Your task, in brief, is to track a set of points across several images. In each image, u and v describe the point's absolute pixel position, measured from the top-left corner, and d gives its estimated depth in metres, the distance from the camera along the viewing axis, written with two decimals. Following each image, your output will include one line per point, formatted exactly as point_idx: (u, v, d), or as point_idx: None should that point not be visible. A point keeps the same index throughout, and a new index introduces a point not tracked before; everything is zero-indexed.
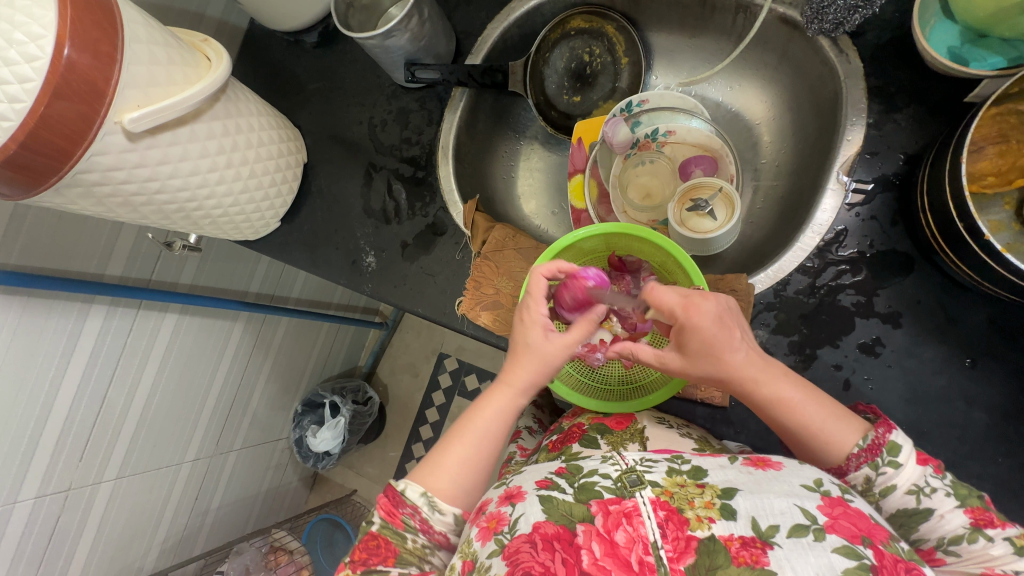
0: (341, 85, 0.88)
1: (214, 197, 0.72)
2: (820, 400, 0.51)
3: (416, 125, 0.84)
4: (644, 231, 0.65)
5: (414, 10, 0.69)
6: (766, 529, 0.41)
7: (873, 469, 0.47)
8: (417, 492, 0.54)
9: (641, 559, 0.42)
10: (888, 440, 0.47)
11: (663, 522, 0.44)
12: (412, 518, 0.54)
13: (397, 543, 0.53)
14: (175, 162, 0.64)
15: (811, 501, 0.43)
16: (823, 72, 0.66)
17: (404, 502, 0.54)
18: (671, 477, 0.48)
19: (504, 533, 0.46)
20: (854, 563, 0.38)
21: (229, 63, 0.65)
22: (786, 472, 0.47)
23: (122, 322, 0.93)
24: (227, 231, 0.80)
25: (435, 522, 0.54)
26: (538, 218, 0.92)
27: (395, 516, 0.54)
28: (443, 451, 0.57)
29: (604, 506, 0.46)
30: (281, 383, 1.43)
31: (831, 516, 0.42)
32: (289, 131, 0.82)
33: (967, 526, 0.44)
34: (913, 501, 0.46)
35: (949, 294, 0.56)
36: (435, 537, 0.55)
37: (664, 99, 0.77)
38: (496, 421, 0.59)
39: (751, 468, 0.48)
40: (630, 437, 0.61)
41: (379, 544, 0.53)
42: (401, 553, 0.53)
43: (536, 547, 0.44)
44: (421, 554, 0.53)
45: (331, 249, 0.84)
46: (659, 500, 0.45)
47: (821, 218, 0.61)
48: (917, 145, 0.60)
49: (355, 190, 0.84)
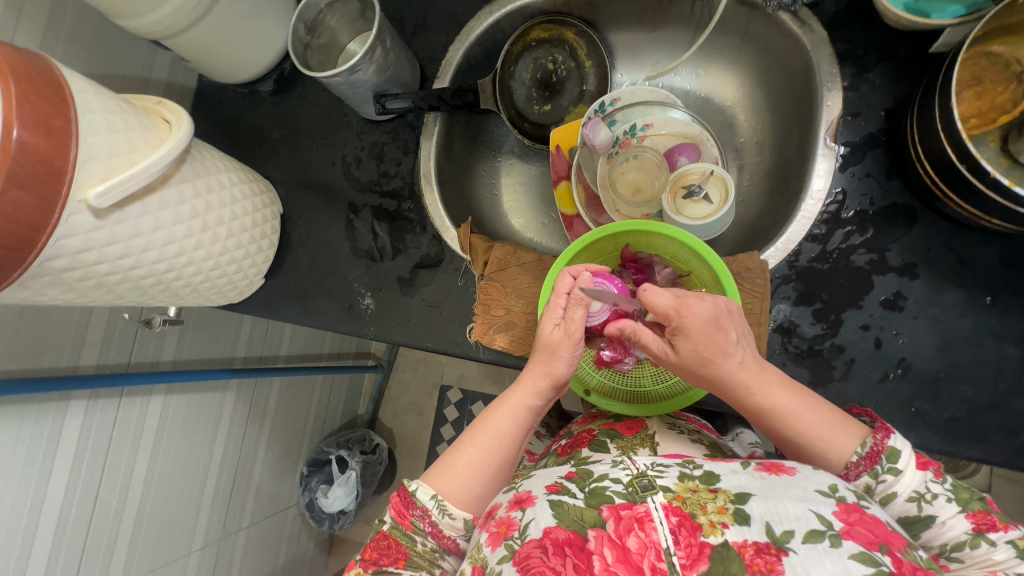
0: (305, 129, 0.86)
1: (194, 264, 0.67)
2: (816, 407, 0.51)
3: (393, 156, 0.82)
4: (650, 224, 0.63)
5: (376, 41, 0.68)
6: (782, 535, 0.39)
7: (872, 477, 0.47)
8: (428, 494, 0.52)
9: (653, 565, 0.40)
10: (887, 446, 0.47)
11: (676, 528, 0.42)
12: (422, 522, 0.52)
13: (406, 545, 0.52)
14: (149, 234, 0.60)
15: (826, 506, 0.41)
16: (788, 45, 0.68)
17: (415, 505, 0.52)
18: (683, 482, 0.45)
19: (514, 538, 0.44)
20: (872, 570, 0.37)
21: (191, 122, 0.61)
22: (800, 477, 0.45)
23: (106, 415, 0.86)
24: (210, 296, 0.75)
25: (444, 526, 0.52)
26: (529, 232, 0.89)
27: (405, 517, 0.52)
28: (453, 451, 0.55)
29: (615, 510, 0.44)
30: (281, 446, 1.35)
31: (846, 523, 0.40)
32: (261, 184, 0.78)
33: (970, 532, 0.44)
34: (915, 508, 0.46)
35: (956, 237, 0.57)
36: (445, 543, 0.53)
37: (635, 94, 0.79)
38: (515, 425, 0.57)
39: (763, 473, 0.46)
40: (641, 442, 0.62)
41: (388, 544, 0.52)
42: (412, 556, 0.51)
43: (547, 552, 0.42)
44: (431, 557, 0.52)
45: (324, 297, 0.80)
46: (671, 505, 0.43)
47: (818, 183, 0.62)
48: (895, 99, 0.61)
49: (339, 233, 0.81)
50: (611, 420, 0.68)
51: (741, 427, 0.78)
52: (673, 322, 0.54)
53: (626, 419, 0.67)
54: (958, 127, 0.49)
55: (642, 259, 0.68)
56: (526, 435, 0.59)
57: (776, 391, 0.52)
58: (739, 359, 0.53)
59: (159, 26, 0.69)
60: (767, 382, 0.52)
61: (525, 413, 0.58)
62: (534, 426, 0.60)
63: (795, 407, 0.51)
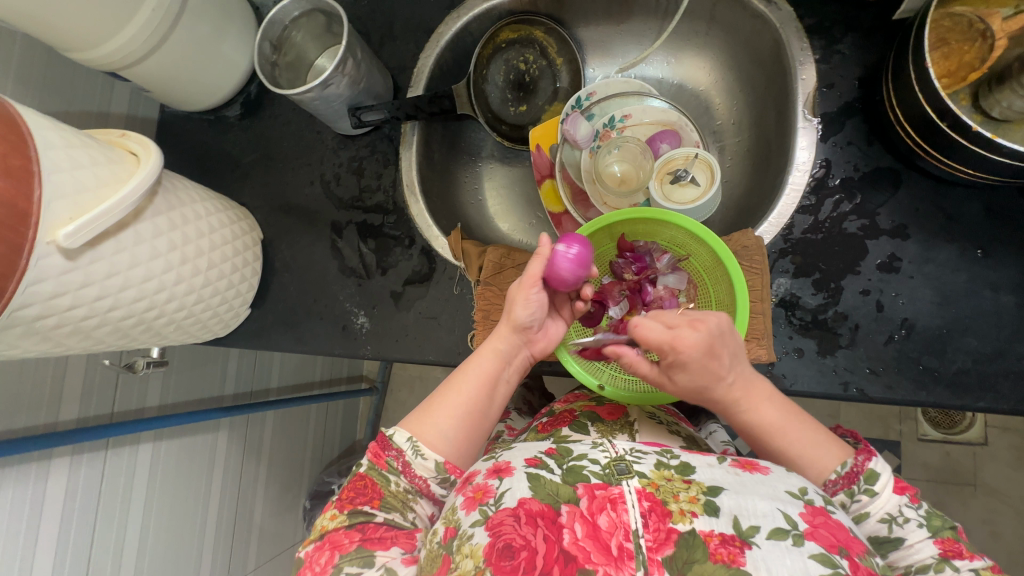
0: (278, 151, 0.84)
1: (176, 299, 0.64)
2: (805, 423, 0.52)
3: (373, 170, 0.80)
4: (647, 212, 0.62)
5: (347, 54, 0.66)
6: (748, 529, 0.39)
7: (848, 495, 0.48)
8: (403, 437, 0.54)
9: (620, 544, 0.39)
10: (866, 468, 0.48)
11: (647, 512, 0.41)
12: (396, 460, 0.53)
13: (381, 485, 0.53)
14: (126, 271, 0.57)
15: (794, 507, 0.41)
16: (756, 26, 0.69)
17: (392, 446, 0.54)
18: (658, 470, 0.45)
19: (489, 505, 0.44)
20: (829, 571, 0.37)
21: (160, 151, 0.59)
22: (772, 477, 0.45)
23: (92, 470, 0.81)
24: (195, 332, 0.72)
25: (417, 467, 0.53)
26: (517, 234, 0.88)
27: (381, 457, 0.54)
28: (430, 398, 0.57)
29: (590, 490, 0.43)
30: (281, 482, 1.29)
31: (811, 524, 0.40)
32: (238, 210, 0.76)
33: (936, 556, 0.45)
34: (885, 528, 0.47)
35: (941, 195, 0.58)
36: (417, 483, 0.53)
37: (610, 87, 0.79)
38: (485, 372, 0.59)
39: (737, 469, 0.46)
40: (620, 428, 0.60)
41: (364, 485, 0.53)
42: (385, 496, 0.53)
43: (519, 520, 0.41)
44: (404, 499, 0.53)
45: (316, 321, 0.78)
46: (645, 491, 0.42)
47: (802, 156, 0.62)
48: (866, 68, 0.63)
49: (325, 254, 0.79)
50: (591, 402, 0.66)
51: (710, 421, 0.77)
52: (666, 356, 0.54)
53: (607, 402, 0.66)
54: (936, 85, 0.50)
55: (640, 248, 0.67)
56: (501, 385, 0.60)
57: (764, 408, 0.53)
58: (731, 380, 0.53)
59: (115, 57, 0.67)
60: (756, 399, 0.53)
61: (496, 358, 0.60)
62: (509, 376, 0.61)
63: (781, 424, 0.52)
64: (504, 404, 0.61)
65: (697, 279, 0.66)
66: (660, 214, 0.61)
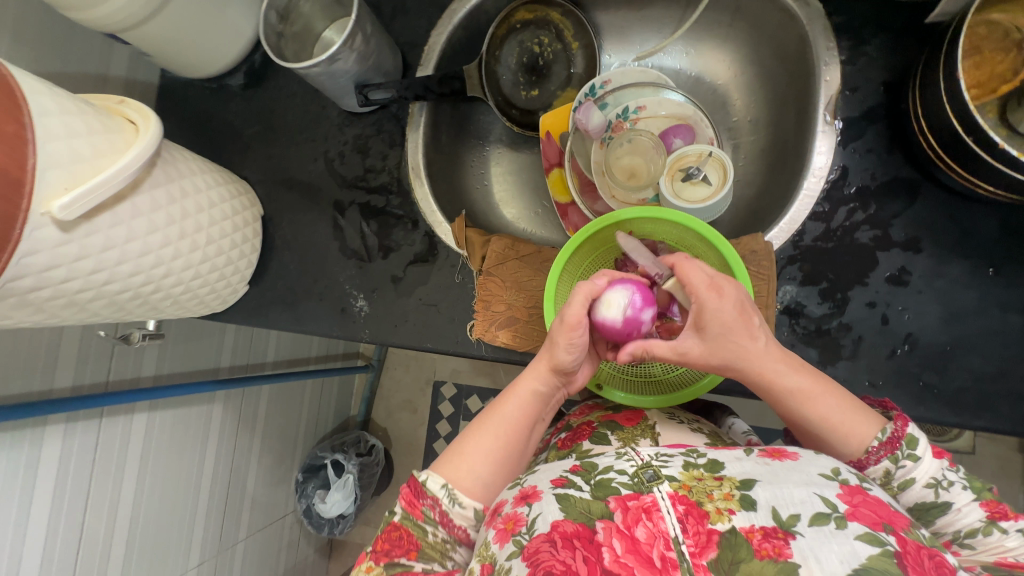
0: (281, 124, 0.82)
1: (173, 274, 0.64)
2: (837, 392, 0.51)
3: (378, 150, 0.78)
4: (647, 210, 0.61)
5: (356, 28, 0.64)
6: (788, 519, 0.40)
7: (892, 462, 0.48)
8: (438, 484, 0.52)
9: (663, 556, 0.40)
10: (906, 433, 0.47)
11: (683, 517, 0.42)
12: (432, 510, 0.51)
13: (417, 536, 0.50)
14: (122, 246, 0.56)
15: (830, 490, 0.42)
16: (782, 21, 0.67)
17: (426, 493, 0.51)
18: (687, 471, 0.46)
19: (522, 534, 0.44)
20: (878, 550, 0.37)
21: (159, 121, 0.57)
22: (802, 463, 0.46)
23: (87, 437, 0.82)
24: (192, 308, 0.71)
25: (455, 516, 0.51)
26: (521, 222, 0.86)
27: (416, 507, 0.51)
28: (463, 440, 0.56)
29: (622, 501, 0.44)
30: (274, 454, 1.31)
31: (851, 505, 0.41)
32: (238, 185, 0.74)
33: (983, 519, 0.46)
34: (933, 494, 0.47)
35: (958, 209, 0.57)
36: (456, 533, 0.52)
37: (626, 76, 0.77)
38: (523, 413, 0.59)
39: (767, 460, 0.46)
40: (642, 433, 0.60)
41: (399, 536, 0.50)
42: (422, 548, 0.49)
43: (556, 545, 0.41)
44: (443, 549, 0.50)
45: (315, 301, 0.77)
46: (677, 494, 0.43)
47: (819, 161, 0.61)
48: (892, 73, 0.60)
49: (326, 233, 0.78)
50: (608, 411, 0.66)
51: (729, 416, 0.76)
52: (698, 300, 0.54)
53: (625, 410, 0.66)
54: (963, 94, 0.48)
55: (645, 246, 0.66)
56: (536, 425, 0.60)
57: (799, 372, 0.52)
58: (765, 343, 0.53)
59: (115, 18, 0.64)
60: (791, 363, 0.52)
61: (534, 400, 0.59)
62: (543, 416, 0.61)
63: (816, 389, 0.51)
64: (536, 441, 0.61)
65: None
66: (670, 213, 0.60)
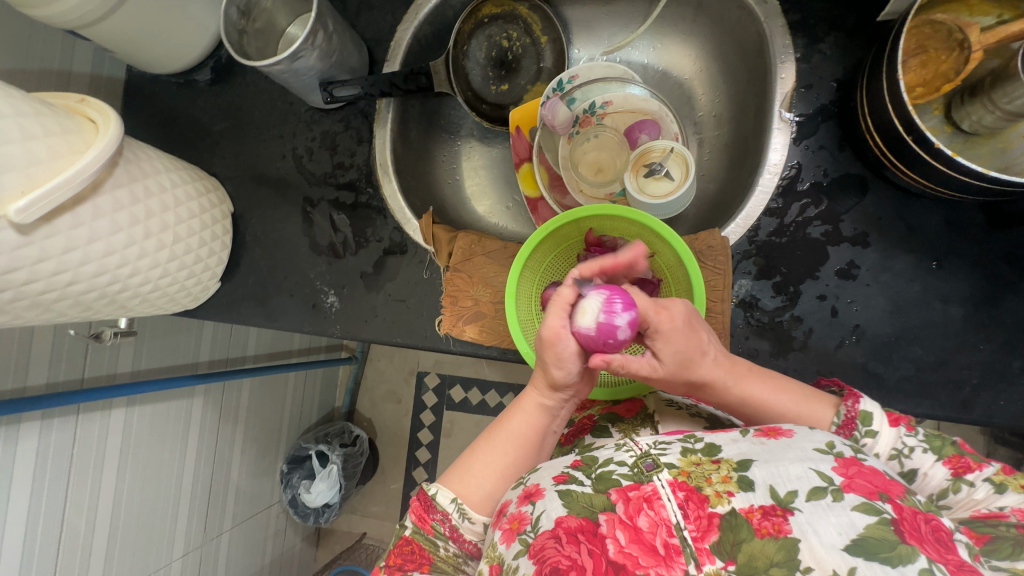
0: (250, 120, 0.81)
1: (140, 273, 0.64)
2: (786, 386, 0.53)
3: (347, 146, 0.78)
4: (608, 208, 0.62)
5: (317, 25, 0.64)
6: (786, 496, 0.39)
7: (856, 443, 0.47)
8: (448, 498, 0.53)
9: (666, 542, 0.41)
10: (859, 411, 0.47)
11: (684, 503, 0.42)
12: (443, 525, 0.52)
13: (429, 550, 0.52)
14: (85, 246, 0.56)
15: (826, 463, 0.41)
16: (742, 17, 0.68)
17: (436, 509, 0.52)
18: (686, 457, 0.46)
19: (527, 532, 0.44)
20: (875, 520, 0.37)
21: (119, 120, 0.57)
22: (798, 438, 0.44)
23: (63, 434, 0.83)
24: (163, 305, 0.72)
25: (466, 530, 0.53)
26: (493, 216, 0.87)
27: (427, 522, 0.52)
28: (470, 456, 0.56)
29: (623, 493, 0.44)
30: (258, 445, 1.32)
31: (846, 477, 0.40)
32: (206, 181, 0.74)
33: (950, 477, 0.44)
34: (897, 465, 0.46)
35: (905, 205, 0.59)
36: (467, 547, 0.53)
37: (593, 71, 0.77)
38: (531, 426, 0.58)
39: (763, 439, 0.46)
40: (641, 423, 0.61)
41: (412, 550, 0.52)
42: (435, 561, 0.52)
43: (561, 541, 0.42)
44: (454, 560, 0.52)
45: (286, 297, 0.78)
46: (677, 481, 0.44)
47: (774, 158, 0.62)
48: (845, 70, 0.62)
49: (297, 230, 0.78)
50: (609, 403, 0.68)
51: None
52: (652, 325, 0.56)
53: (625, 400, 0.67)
54: (903, 96, 0.51)
55: (606, 243, 0.68)
56: (546, 437, 0.59)
57: (750, 382, 0.54)
58: (714, 354, 0.55)
59: (72, 15, 0.63)
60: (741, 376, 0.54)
61: (540, 413, 0.59)
62: (553, 428, 0.60)
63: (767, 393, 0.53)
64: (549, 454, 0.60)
65: (662, 277, 0.67)
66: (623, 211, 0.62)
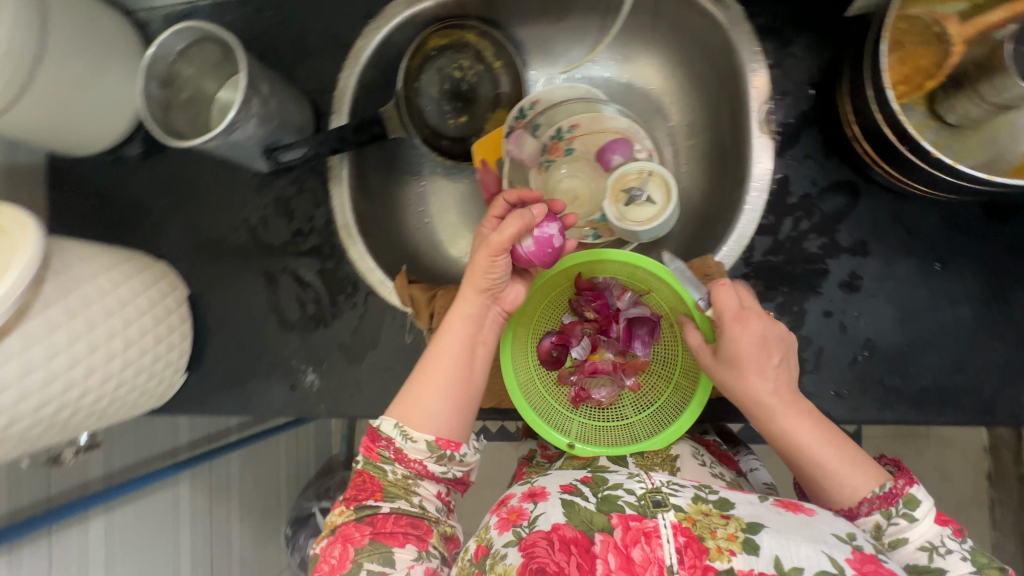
0: (193, 192, 0.75)
1: (92, 391, 0.58)
2: (840, 442, 0.49)
3: (304, 210, 0.72)
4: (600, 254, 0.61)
5: (250, 92, 0.58)
6: (791, 570, 0.37)
7: (885, 517, 0.45)
8: (391, 426, 0.50)
9: None
10: (906, 491, 0.45)
11: (683, 548, 0.40)
12: (388, 450, 0.51)
13: (379, 477, 0.51)
14: (18, 382, 0.50)
15: (840, 551, 0.39)
16: (704, 25, 0.64)
17: (381, 438, 0.51)
18: (695, 504, 0.44)
19: (522, 526, 0.45)
20: None
21: (38, 229, 0.51)
22: (819, 518, 0.43)
23: (35, 556, 0.77)
24: (124, 414, 0.66)
25: (410, 451, 0.50)
26: (470, 256, 0.80)
27: (371, 450, 0.51)
28: (412, 380, 0.53)
29: (625, 520, 0.43)
30: (258, 512, 1.25)
31: (858, 571, 0.37)
32: (156, 268, 0.67)
33: None
34: (925, 558, 0.43)
35: (899, 207, 0.57)
36: (414, 467, 0.51)
37: (555, 93, 0.73)
38: (460, 339, 0.54)
39: (781, 509, 0.44)
40: (661, 465, 0.58)
41: (363, 480, 0.51)
42: (386, 487, 0.50)
43: (553, 546, 0.41)
44: (406, 485, 0.51)
45: (261, 381, 0.72)
46: (681, 524, 0.42)
47: (760, 171, 0.59)
48: (819, 73, 0.59)
49: (262, 306, 0.72)
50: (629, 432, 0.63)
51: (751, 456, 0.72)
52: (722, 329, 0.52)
53: None
54: (888, 92, 0.48)
55: (598, 284, 0.65)
56: (480, 347, 0.55)
57: (797, 425, 0.50)
58: (774, 384, 0.51)
59: None
60: (790, 413, 0.50)
61: (467, 323, 0.54)
62: (489, 337, 0.56)
63: (813, 441, 0.49)
64: (488, 368, 0.56)
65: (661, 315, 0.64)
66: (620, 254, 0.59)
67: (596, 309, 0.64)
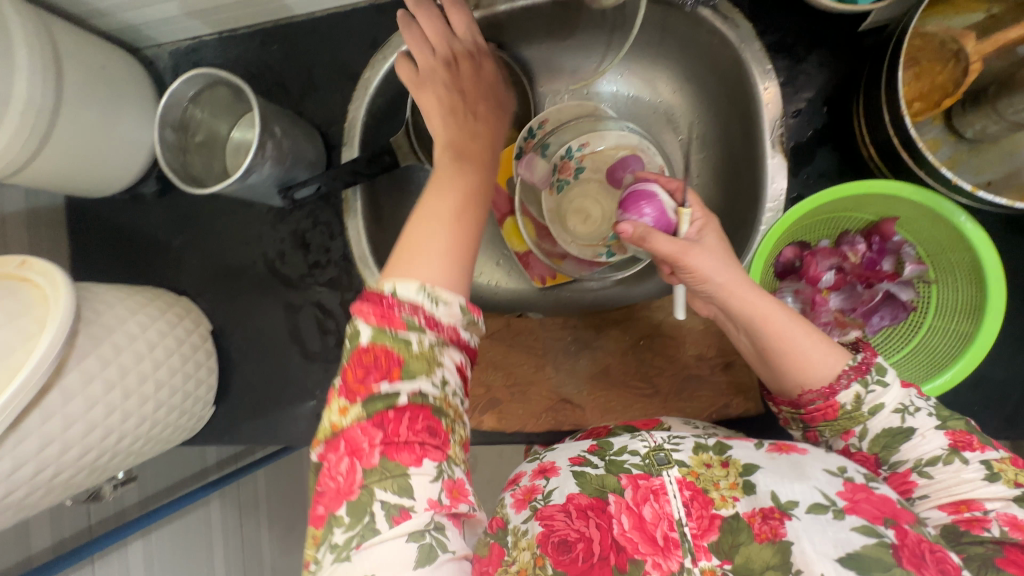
0: (210, 227, 0.76)
1: (128, 436, 0.60)
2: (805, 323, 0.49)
3: (320, 242, 0.73)
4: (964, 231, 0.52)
5: (265, 136, 0.58)
6: (786, 503, 0.41)
7: (863, 385, 0.47)
8: (413, 288, 0.42)
9: (665, 534, 0.42)
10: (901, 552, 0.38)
11: (689, 501, 0.43)
12: (411, 316, 0.42)
13: (396, 350, 0.41)
14: (61, 437, 0.52)
15: (833, 486, 0.42)
16: (712, 41, 0.63)
17: (398, 302, 0.42)
18: (697, 455, 0.46)
19: (537, 500, 0.46)
20: (874, 541, 0.39)
21: (69, 285, 0.53)
22: (811, 455, 0.45)
23: None
24: (158, 450, 0.68)
25: (442, 316, 0.43)
26: (485, 275, 0.78)
27: (386, 317, 0.42)
28: (412, 246, 0.45)
29: (633, 479, 0.45)
30: (285, 523, 1.28)
31: (851, 500, 0.41)
32: (181, 308, 0.69)
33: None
34: (898, 419, 0.47)
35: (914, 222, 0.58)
36: (445, 333, 0.43)
37: (563, 113, 0.74)
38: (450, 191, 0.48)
39: (774, 453, 0.46)
40: None
41: (374, 356, 0.42)
42: (403, 361, 0.41)
43: (571, 515, 0.44)
44: (430, 357, 0.42)
45: (287, 411, 0.74)
46: (685, 480, 0.44)
47: (776, 189, 0.60)
48: (832, 90, 0.61)
49: (284, 338, 0.74)
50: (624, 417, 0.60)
51: None
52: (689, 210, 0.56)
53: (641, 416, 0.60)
54: (905, 118, 0.48)
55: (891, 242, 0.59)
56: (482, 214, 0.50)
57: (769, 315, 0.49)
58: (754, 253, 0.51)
59: None
60: (739, 301, 0.50)
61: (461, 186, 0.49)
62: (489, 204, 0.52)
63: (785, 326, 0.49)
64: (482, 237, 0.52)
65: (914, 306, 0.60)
66: (985, 247, 0.52)
67: (865, 257, 0.60)
